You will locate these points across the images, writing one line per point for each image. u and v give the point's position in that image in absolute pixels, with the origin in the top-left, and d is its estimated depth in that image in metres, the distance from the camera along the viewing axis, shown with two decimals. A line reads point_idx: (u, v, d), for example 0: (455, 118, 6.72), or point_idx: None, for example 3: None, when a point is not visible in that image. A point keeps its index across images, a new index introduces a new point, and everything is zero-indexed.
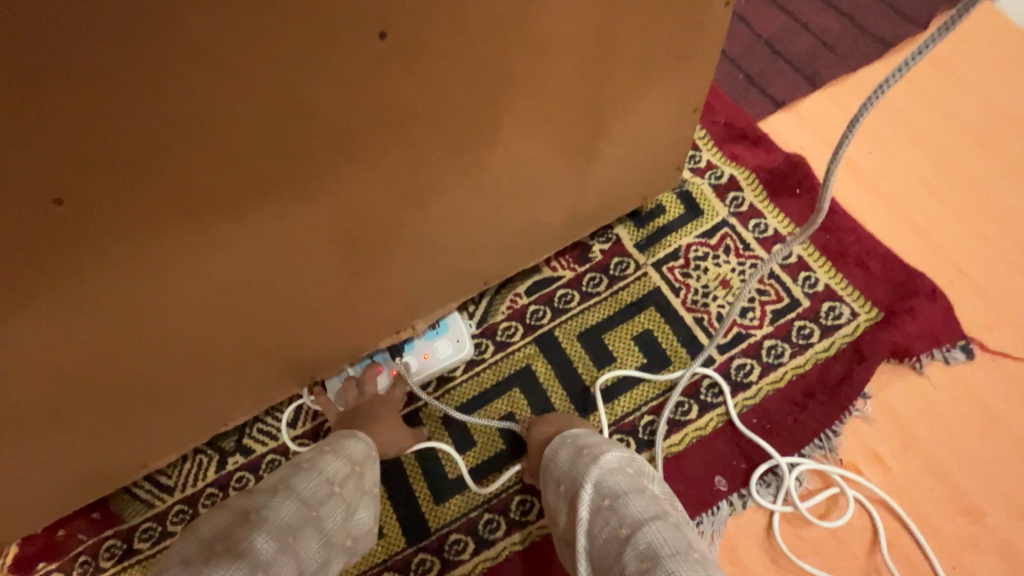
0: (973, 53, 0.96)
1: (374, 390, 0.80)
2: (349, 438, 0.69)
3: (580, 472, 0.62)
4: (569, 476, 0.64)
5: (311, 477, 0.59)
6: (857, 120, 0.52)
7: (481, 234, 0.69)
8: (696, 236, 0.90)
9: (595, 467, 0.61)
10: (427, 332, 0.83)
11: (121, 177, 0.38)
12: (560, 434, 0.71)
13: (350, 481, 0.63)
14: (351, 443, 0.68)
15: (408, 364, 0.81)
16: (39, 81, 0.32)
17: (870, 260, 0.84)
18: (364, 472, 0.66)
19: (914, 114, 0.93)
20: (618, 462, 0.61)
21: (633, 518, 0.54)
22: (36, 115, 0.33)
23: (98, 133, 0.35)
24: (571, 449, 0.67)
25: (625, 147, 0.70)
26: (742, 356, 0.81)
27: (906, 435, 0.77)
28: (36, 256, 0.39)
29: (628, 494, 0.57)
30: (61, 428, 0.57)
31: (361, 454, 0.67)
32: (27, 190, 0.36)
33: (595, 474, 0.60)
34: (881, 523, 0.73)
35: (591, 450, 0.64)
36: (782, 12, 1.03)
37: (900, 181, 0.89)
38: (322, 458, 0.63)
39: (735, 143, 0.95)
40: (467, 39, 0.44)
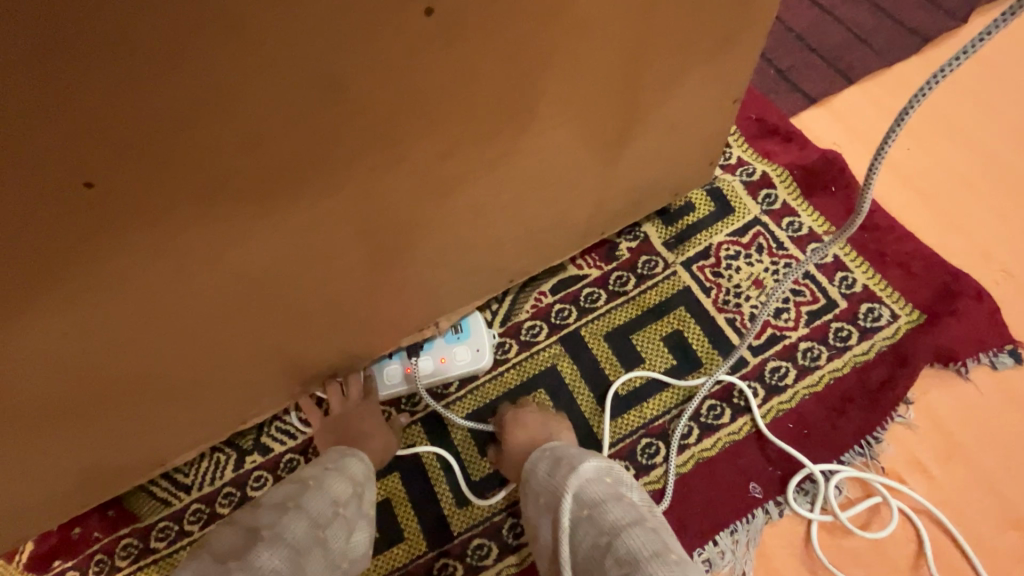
0: (1016, 47, 0.93)
1: (358, 394, 0.78)
2: (350, 455, 0.67)
3: (558, 486, 0.60)
4: (547, 487, 0.61)
5: (316, 497, 0.58)
6: (904, 116, 0.49)
7: (510, 229, 0.67)
8: (727, 234, 0.87)
9: (571, 478, 0.59)
10: (448, 335, 0.81)
11: (150, 161, 0.36)
12: (540, 447, 0.69)
13: (354, 501, 0.62)
14: (353, 461, 0.66)
15: (424, 364, 0.79)
16: (69, 56, 0.30)
17: (911, 260, 0.81)
18: (365, 492, 0.65)
19: (955, 109, 0.90)
20: (596, 470, 0.59)
21: (614, 527, 0.52)
22: (63, 93, 0.31)
23: (127, 113, 0.33)
24: (548, 460, 0.64)
25: (660, 139, 0.68)
26: (777, 358, 0.78)
27: (952, 443, 0.74)
28: (64, 242, 0.38)
29: (610, 504, 0.56)
30: (81, 423, 0.55)
31: (363, 473, 0.66)
32: (56, 174, 0.34)
33: (574, 484, 0.58)
34: (926, 534, 0.70)
35: (568, 460, 0.62)
36: (815, 5, 1.00)
37: (941, 178, 0.86)
38: (326, 476, 0.62)
39: (766, 139, 0.92)
40: (513, 19, 0.42)
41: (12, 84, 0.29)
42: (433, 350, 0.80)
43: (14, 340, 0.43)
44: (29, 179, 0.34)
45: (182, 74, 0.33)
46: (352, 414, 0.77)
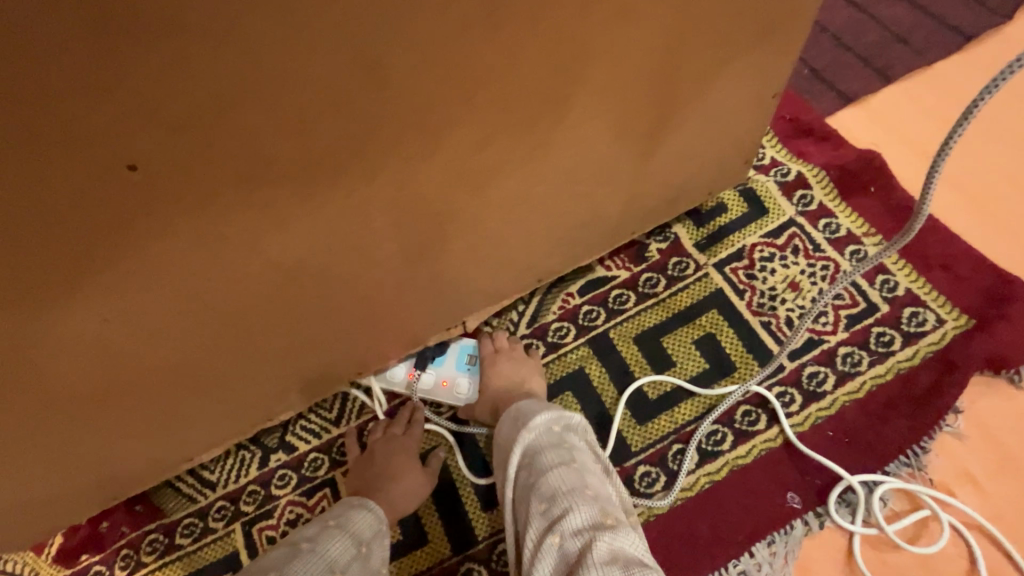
0: None
1: (394, 428, 0.78)
2: (360, 509, 0.66)
3: (511, 437, 0.61)
4: (504, 439, 0.63)
5: (309, 561, 0.57)
6: (971, 111, 0.48)
7: (541, 225, 0.66)
8: (762, 236, 0.84)
9: (522, 429, 0.60)
10: (463, 362, 0.79)
11: (194, 147, 0.36)
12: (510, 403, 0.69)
13: (355, 564, 0.60)
14: (360, 516, 0.65)
15: (426, 379, 0.78)
16: (120, 44, 0.30)
17: (958, 263, 0.78)
18: (371, 551, 0.63)
19: (1003, 108, 0.87)
20: (547, 419, 0.60)
21: (546, 469, 0.55)
22: (113, 81, 0.31)
23: (171, 100, 0.33)
24: (508, 410, 0.65)
25: (697, 134, 0.66)
26: (815, 363, 0.76)
27: (1007, 454, 0.70)
28: (110, 226, 0.38)
29: (549, 453, 0.57)
30: (113, 414, 0.56)
31: (370, 530, 0.64)
32: (100, 155, 0.34)
33: (524, 434, 0.59)
34: (979, 551, 0.66)
35: (524, 411, 0.63)
36: (850, 4, 0.98)
37: (988, 178, 0.83)
38: (325, 537, 0.60)
39: (801, 140, 0.90)
40: (557, 7, 0.41)
41: (67, 64, 0.29)
42: (444, 364, 0.79)
43: (58, 325, 0.43)
44: (72, 165, 0.34)
45: (230, 47, 0.32)
46: (383, 445, 0.76)
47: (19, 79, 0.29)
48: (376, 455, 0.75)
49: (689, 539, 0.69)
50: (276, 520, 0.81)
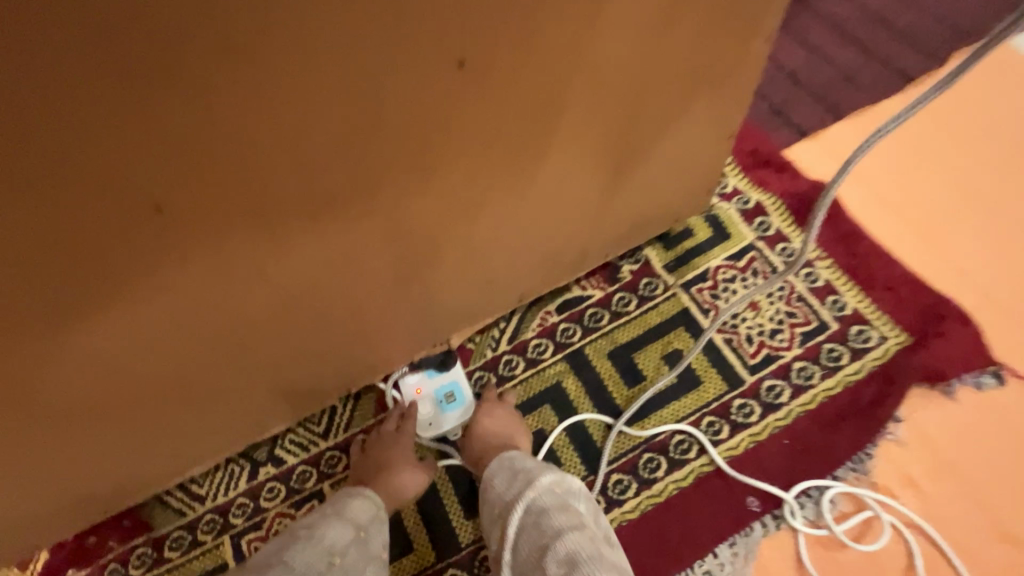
0: (993, 85, 0.99)
1: (389, 428, 0.80)
2: (356, 495, 0.69)
3: (512, 497, 0.64)
4: (501, 498, 0.65)
5: (305, 549, 0.60)
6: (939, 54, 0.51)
7: (521, 250, 0.72)
8: (724, 258, 0.91)
9: (528, 488, 0.63)
10: (442, 400, 0.83)
11: (211, 188, 0.41)
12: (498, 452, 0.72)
13: (353, 548, 0.63)
14: (356, 502, 0.68)
15: (407, 389, 0.84)
16: (151, 101, 0.35)
17: (898, 284, 0.85)
18: (370, 535, 0.66)
19: (938, 143, 0.96)
20: (550, 480, 0.63)
21: (558, 531, 0.58)
22: (143, 130, 0.36)
23: (189, 146, 0.38)
24: (503, 464, 0.67)
25: (662, 168, 0.73)
26: (772, 377, 0.82)
27: (943, 460, 0.77)
28: (130, 251, 0.43)
29: (557, 514, 0.60)
30: (115, 426, 0.59)
31: (367, 516, 0.67)
32: (129, 195, 0.39)
33: (529, 494, 0.62)
34: (917, 548, 0.73)
35: (524, 470, 0.66)
36: (802, 46, 1.08)
37: (924, 207, 0.91)
38: (321, 524, 0.64)
39: (760, 170, 0.98)
40: (531, 68, 0.47)
41: (92, 112, 0.34)
42: (433, 378, 0.84)
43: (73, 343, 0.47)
44: (100, 198, 0.38)
45: (248, 102, 0.38)
46: (379, 442, 0.79)
47: (52, 127, 0.33)
48: (374, 452, 0.78)
49: (659, 541, 0.75)
50: (265, 531, 0.83)
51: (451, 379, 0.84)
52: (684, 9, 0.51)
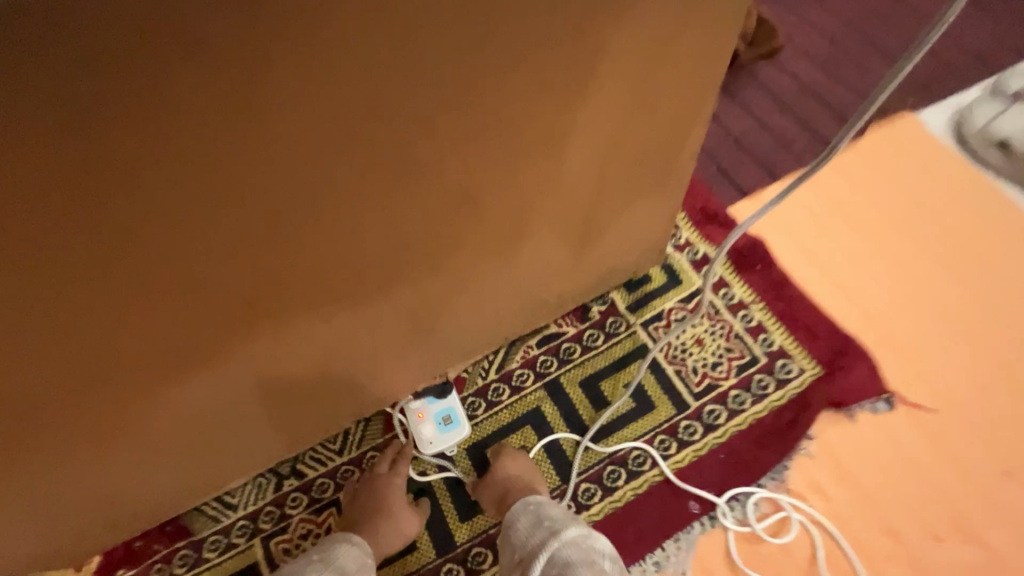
0: (898, 154, 1.20)
1: (380, 470, 0.96)
2: (344, 544, 0.82)
3: (541, 548, 0.73)
4: (531, 548, 0.75)
5: None
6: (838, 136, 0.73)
7: (505, 302, 0.89)
8: (676, 301, 1.09)
9: (550, 534, 0.74)
10: (440, 422, 1.00)
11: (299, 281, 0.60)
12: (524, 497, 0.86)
13: None
14: (344, 550, 0.81)
15: (411, 412, 1.01)
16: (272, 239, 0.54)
17: (815, 325, 1.04)
18: None
19: (853, 204, 1.15)
20: (576, 536, 0.73)
21: None
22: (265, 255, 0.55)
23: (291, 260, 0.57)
24: (536, 519, 0.78)
25: (619, 236, 0.91)
26: (712, 402, 1.00)
27: (844, 470, 0.95)
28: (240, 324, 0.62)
29: (581, 567, 0.69)
30: (188, 442, 0.76)
31: (352, 563, 0.79)
32: (246, 291, 0.58)
33: (557, 548, 0.72)
34: (820, 540, 0.91)
35: (554, 526, 0.76)
36: (746, 114, 1.27)
37: (839, 258, 1.10)
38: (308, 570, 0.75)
39: (708, 224, 1.16)
40: (512, 189, 0.65)
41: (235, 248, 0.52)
42: (433, 404, 1.01)
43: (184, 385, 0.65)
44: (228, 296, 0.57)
45: (316, 232, 0.55)
46: (371, 484, 0.94)
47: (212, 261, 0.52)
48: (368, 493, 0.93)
49: (617, 537, 0.92)
50: (290, 534, 0.99)
51: (448, 405, 1.01)
52: (626, 141, 0.69)
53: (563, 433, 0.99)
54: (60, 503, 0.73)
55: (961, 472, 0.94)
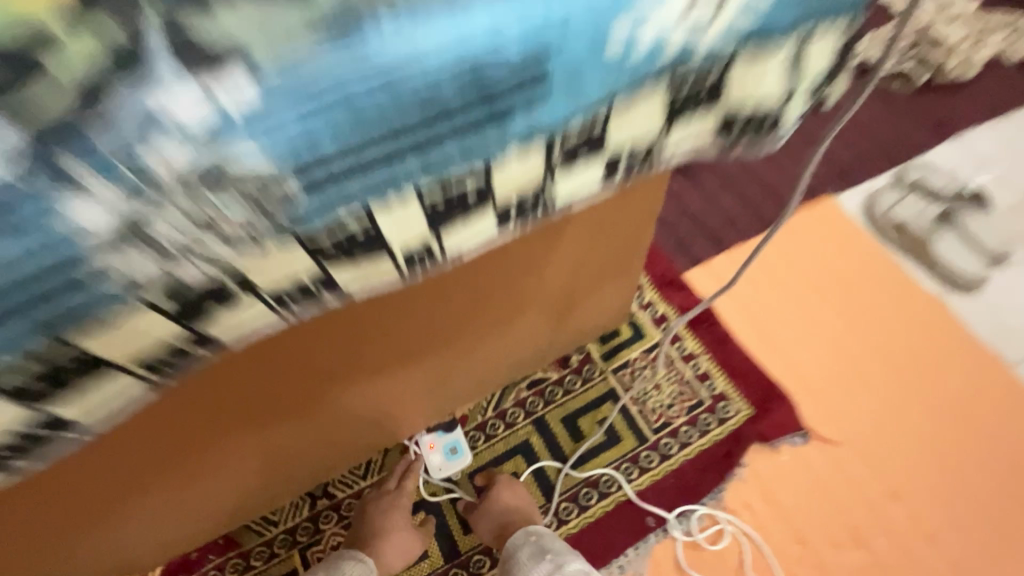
0: (819, 231, 1.47)
1: (389, 484, 1.20)
2: (351, 560, 1.02)
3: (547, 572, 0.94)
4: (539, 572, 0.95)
5: None
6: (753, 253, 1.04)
7: (502, 358, 1.13)
8: (640, 352, 1.34)
9: (552, 564, 0.94)
10: (449, 452, 1.24)
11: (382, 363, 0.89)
12: (525, 527, 1.06)
13: None
14: (350, 565, 1.01)
15: (425, 444, 1.24)
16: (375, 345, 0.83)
17: (748, 373, 1.29)
18: None
19: (783, 272, 1.41)
20: (576, 566, 0.93)
21: None
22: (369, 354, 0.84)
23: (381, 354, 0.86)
24: (541, 549, 0.98)
25: (592, 307, 1.16)
26: (667, 436, 1.25)
27: (768, 491, 1.20)
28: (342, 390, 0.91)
29: None
30: (272, 467, 1.02)
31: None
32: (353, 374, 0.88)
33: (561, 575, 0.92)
34: (747, 547, 1.16)
35: (557, 556, 0.96)
36: (700, 194, 1.54)
37: (770, 317, 1.36)
38: None
39: (666, 286, 1.42)
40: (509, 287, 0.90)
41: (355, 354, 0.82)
42: (442, 437, 1.25)
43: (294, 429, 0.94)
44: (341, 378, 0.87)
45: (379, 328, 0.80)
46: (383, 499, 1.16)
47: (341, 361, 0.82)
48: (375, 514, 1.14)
49: (589, 546, 1.16)
50: (323, 545, 1.20)
51: (455, 438, 1.25)
52: (592, 249, 0.94)
53: (547, 461, 1.23)
54: (168, 518, 0.96)
55: (858, 493, 1.19)
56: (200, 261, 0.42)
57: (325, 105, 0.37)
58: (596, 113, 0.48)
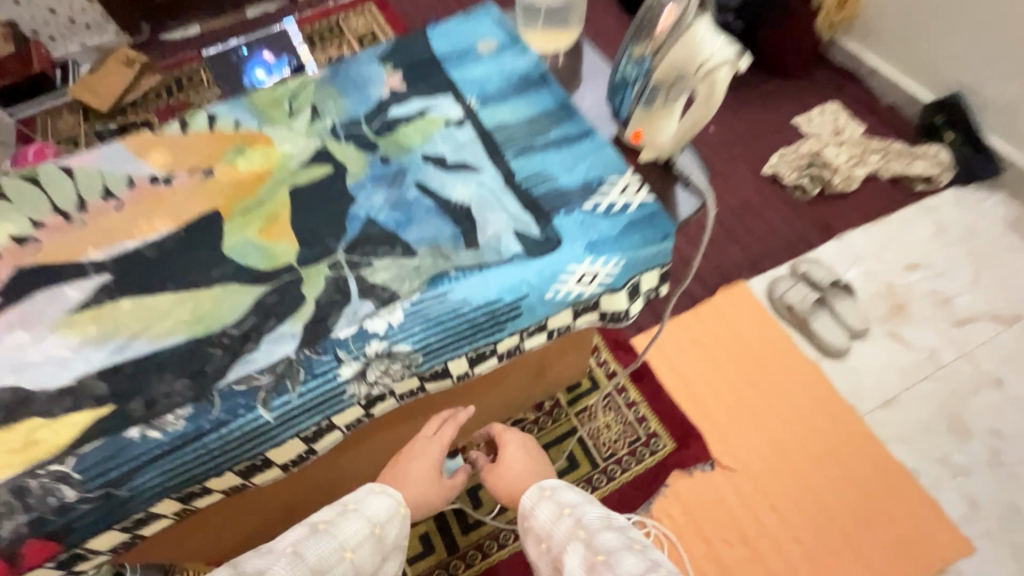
0: (733, 308, 1.94)
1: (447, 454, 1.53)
2: (377, 495, 1.01)
3: (565, 528, 0.92)
4: (550, 533, 0.94)
5: (321, 539, 0.88)
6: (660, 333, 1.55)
7: (495, 412, 1.55)
8: (595, 398, 1.77)
9: (574, 520, 0.91)
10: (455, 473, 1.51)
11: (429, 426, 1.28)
12: (535, 485, 1.03)
13: (365, 542, 0.93)
14: (375, 500, 0.99)
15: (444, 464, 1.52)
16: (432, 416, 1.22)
17: (673, 417, 1.73)
18: (385, 530, 0.98)
19: (704, 341, 1.88)
20: (594, 519, 0.92)
21: (602, 549, 0.84)
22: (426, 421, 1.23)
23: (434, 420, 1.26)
24: (550, 501, 0.98)
25: (559, 373, 1.60)
26: (613, 463, 1.68)
27: (683, 505, 1.64)
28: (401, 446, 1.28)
29: (601, 534, 0.87)
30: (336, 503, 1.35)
31: (383, 514, 0.99)
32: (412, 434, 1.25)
33: (583, 523, 0.91)
34: (666, 546, 1.59)
35: (569, 510, 0.95)
36: None
37: (692, 376, 1.82)
38: (342, 521, 0.93)
39: (616, 348, 1.86)
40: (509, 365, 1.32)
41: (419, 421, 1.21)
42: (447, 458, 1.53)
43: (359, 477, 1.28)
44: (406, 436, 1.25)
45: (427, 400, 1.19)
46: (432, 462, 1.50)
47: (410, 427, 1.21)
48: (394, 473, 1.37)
49: None
50: None
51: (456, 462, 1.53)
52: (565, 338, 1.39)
53: None
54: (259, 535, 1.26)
55: (747, 507, 1.63)
56: (385, 385, 0.82)
57: (425, 325, 0.81)
58: (541, 321, 0.89)
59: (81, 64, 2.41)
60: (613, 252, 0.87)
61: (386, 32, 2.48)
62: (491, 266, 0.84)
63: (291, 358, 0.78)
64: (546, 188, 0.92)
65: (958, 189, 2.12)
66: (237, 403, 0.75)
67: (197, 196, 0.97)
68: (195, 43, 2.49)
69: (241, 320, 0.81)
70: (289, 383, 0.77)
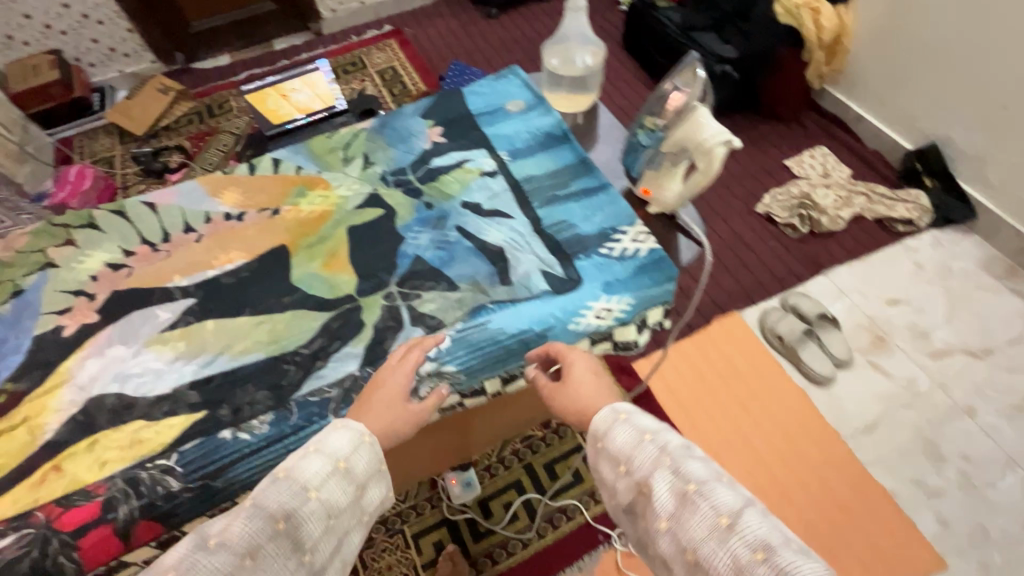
0: (727, 336, 2.10)
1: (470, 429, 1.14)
2: (336, 428, 0.75)
3: (649, 455, 0.68)
4: (627, 456, 0.70)
5: (282, 487, 0.67)
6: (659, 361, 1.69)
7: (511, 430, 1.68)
8: None
9: (660, 447, 0.68)
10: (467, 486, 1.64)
11: None
12: (608, 405, 0.78)
13: (332, 480, 0.70)
14: (335, 435, 0.74)
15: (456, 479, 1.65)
16: None
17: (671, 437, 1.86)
18: (351, 463, 0.73)
19: (700, 364, 2.03)
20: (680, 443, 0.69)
21: (696, 479, 0.63)
22: None
23: None
24: (623, 421, 0.74)
25: None
26: None
27: None
28: None
29: (692, 461, 0.66)
30: None
31: (346, 446, 0.73)
32: None
33: (667, 442, 0.69)
34: None
35: (644, 427, 0.72)
36: None
37: (687, 396, 1.97)
38: (301, 461, 0.70)
39: (619, 372, 2.00)
40: None
41: None
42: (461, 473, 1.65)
43: None
44: None
45: None
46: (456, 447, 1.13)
47: None
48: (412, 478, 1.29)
49: None
50: None
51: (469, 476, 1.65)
52: None
53: None
54: None
55: None
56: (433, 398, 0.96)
57: (465, 350, 0.96)
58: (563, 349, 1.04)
59: (118, 92, 2.60)
60: (624, 292, 1.02)
61: (407, 67, 2.66)
62: (523, 301, 1.00)
63: (356, 375, 0.92)
64: (568, 234, 1.08)
65: (936, 232, 2.26)
66: (311, 411, 0.89)
67: (267, 232, 1.12)
68: (227, 73, 2.66)
69: (311, 342, 0.96)
70: (355, 396, 0.91)
